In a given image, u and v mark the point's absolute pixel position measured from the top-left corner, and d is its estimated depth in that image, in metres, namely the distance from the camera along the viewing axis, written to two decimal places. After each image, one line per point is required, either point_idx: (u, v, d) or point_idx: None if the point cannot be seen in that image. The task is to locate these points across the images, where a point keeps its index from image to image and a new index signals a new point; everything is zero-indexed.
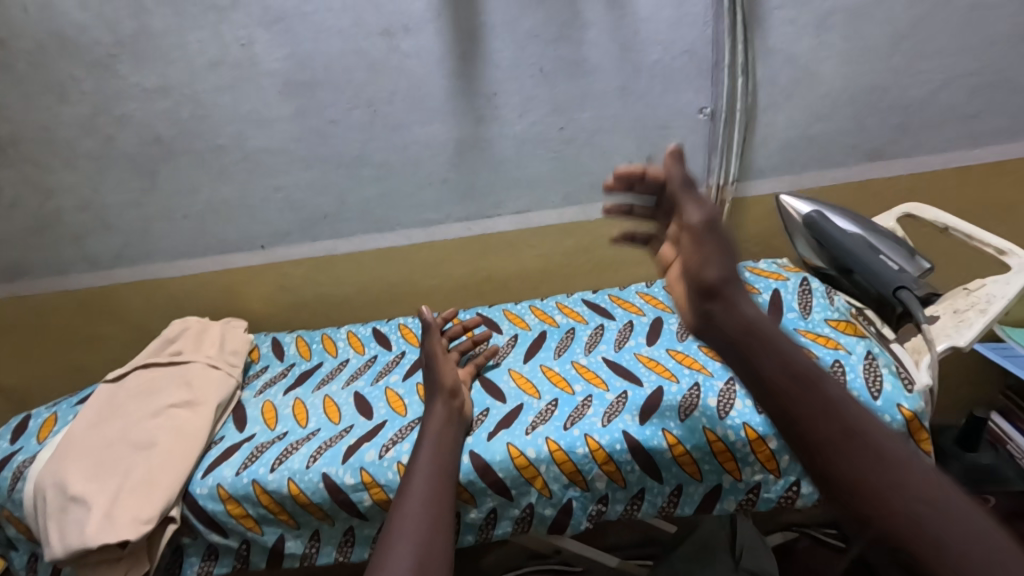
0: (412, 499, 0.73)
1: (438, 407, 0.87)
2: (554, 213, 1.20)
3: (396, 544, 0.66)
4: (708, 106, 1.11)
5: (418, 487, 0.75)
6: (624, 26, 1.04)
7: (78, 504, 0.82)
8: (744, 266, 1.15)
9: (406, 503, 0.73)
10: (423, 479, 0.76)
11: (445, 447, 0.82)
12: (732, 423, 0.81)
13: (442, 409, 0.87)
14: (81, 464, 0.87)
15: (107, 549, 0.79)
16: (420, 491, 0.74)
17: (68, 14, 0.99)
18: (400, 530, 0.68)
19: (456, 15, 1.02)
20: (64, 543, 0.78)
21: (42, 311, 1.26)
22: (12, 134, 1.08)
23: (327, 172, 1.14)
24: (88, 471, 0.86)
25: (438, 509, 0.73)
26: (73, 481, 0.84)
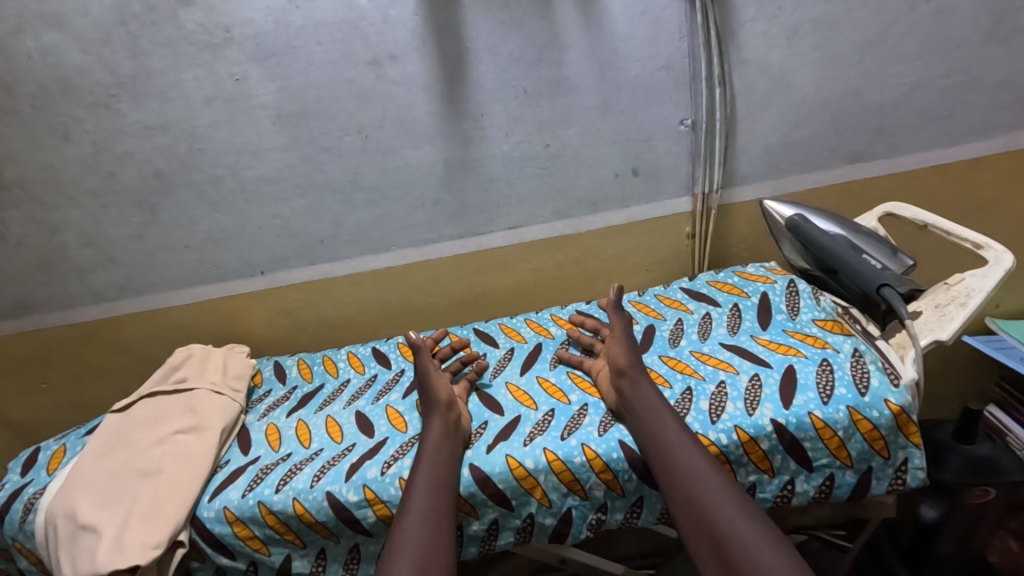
0: (411, 517, 0.76)
1: (437, 421, 0.89)
2: (545, 227, 1.23)
3: (396, 564, 0.70)
4: (689, 117, 1.15)
5: (417, 504, 0.77)
6: (602, 45, 1.08)
7: (89, 532, 0.83)
8: (733, 271, 1.17)
9: (405, 521, 0.76)
10: (422, 494, 0.79)
11: (445, 462, 0.84)
12: (723, 426, 0.83)
13: (441, 423, 0.88)
14: (91, 493, 0.89)
15: None
16: (418, 510, 0.77)
17: (69, 58, 1.04)
18: (401, 550, 0.72)
19: (440, 41, 1.06)
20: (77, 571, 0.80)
21: (49, 345, 1.28)
22: (17, 174, 1.12)
23: (322, 198, 1.18)
24: (98, 500, 0.88)
25: (436, 527, 0.75)
26: (83, 510, 0.86)
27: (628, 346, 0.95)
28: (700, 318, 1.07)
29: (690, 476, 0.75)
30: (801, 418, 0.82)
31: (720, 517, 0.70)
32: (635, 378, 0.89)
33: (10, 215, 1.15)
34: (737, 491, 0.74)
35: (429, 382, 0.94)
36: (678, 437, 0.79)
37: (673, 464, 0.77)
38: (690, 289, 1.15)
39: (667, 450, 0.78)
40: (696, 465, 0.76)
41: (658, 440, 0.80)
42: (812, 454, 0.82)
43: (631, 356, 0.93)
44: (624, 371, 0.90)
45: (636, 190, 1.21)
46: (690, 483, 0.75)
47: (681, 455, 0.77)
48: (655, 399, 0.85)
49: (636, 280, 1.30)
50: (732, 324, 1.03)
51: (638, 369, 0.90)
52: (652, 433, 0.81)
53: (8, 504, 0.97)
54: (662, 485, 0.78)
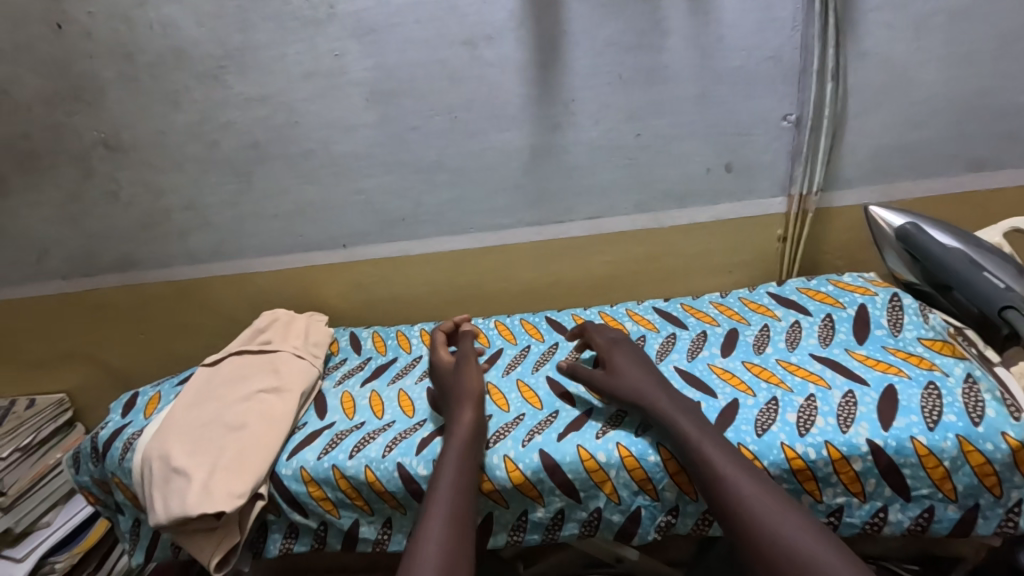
0: (433, 519, 0.72)
1: (464, 419, 0.86)
2: (626, 219, 1.20)
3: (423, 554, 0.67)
4: (793, 113, 1.08)
5: (437, 509, 0.73)
6: (707, 31, 1.03)
7: (180, 476, 0.89)
8: (826, 279, 1.10)
9: (427, 526, 0.71)
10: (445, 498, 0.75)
11: (462, 462, 0.80)
12: (813, 440, 0.78)
13: (468, 421, 0.86)
14: (182, 439, 0.95)
15: (204, 518, 0.86)
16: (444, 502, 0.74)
17: (185, 30, 1.09)
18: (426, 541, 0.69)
19: (538, 24, 1.04)
20: (169, 509, 0.86)
21: (148, 299, 1.38)
22: (132, 137, 1.20)
23: (406, 176, 1.19)
24: (189, 446, 0.94)
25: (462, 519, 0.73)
26: (177, 454, 0.92)
27: (641, 365, 0.91)
28: (788, 326, 1.02)
29: (731, 497, 0.69)
30: (902, 442, 0.76)
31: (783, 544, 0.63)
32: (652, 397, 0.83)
33: (123, 177, 1.24)
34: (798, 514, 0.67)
35: (460, 383, 0.93)
36: (719, 452, 0.73)
37: (712, 484, 0.71)
38: (778, 294, 1.10)
39: (708, 466, 0.72)
40: (735, 477, 0.70)
41: (695, 454, 0.74)
42: (911, 483, 0.76)
43: (644, 374, 0.88)
44: (638, 392, 0.85)
45: (726, 187, 1.15)
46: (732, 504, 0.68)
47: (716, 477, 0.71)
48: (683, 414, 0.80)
49: (716, 281, 1.24)
50: (824, 335, 0.97)
51: (657, 388, 0.85)
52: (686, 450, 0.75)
53: (109, 442, 1.06)
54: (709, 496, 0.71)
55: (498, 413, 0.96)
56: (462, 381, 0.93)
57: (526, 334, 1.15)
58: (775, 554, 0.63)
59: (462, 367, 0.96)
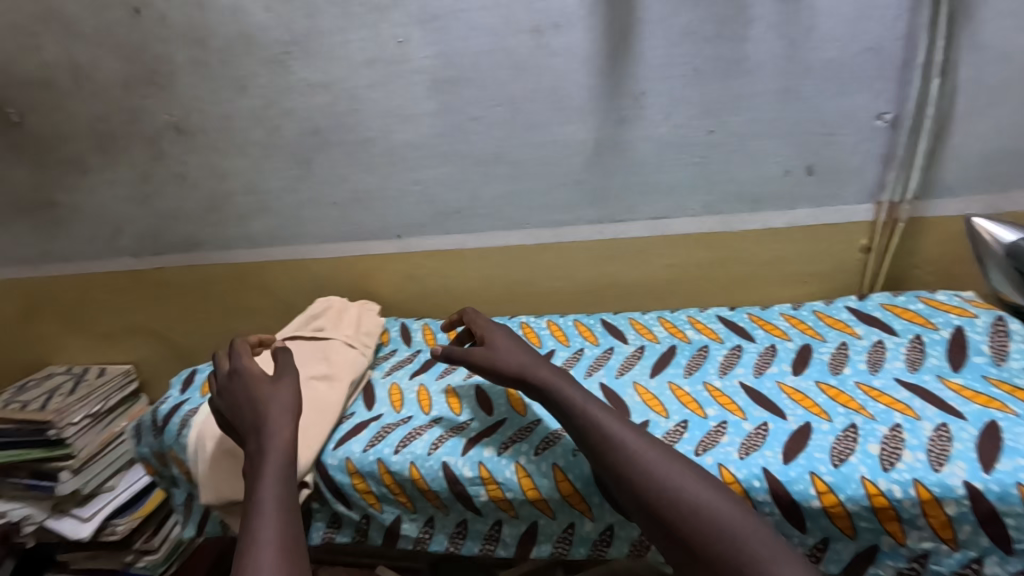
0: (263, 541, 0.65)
1: (273, 438, 0.77)
2: (691, 221, 1.13)
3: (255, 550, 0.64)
4: (889, 111, 0.98)
5: (265, 535, 0.65)
6: (796, 20, 0.94)
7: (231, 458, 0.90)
8: (916, 295, 1.00)
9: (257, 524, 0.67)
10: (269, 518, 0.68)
11: (285, 473, 0.74)
12: (898, 477, 0.70)
13: (281, 437, 0.78)
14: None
15: None
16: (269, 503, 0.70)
17: (253, 15, 1.10)
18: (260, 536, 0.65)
19: (610, 11, 0.99)
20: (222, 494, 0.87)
21: (210, 279, 1.41)
22: (201, 121, 1.22)
23: (465, 168, 1.17)
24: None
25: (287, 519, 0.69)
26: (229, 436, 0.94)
27: (508, 341, 0.90)
28: (870, 346, 0.93)
29: (623, 463, 0.70)
30: (1006, 487, 0.67)
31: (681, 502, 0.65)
32: (536, 370, 0.83)
33: (190, 159, 1.27)
34: (684, 466, 0.70)
35: (252, 390, 0.84)
36: (606, 416, 0.75)
37: (606, 446, 0.72)
38: (859, 309, 1.01)
39: (596, 430, 0.74)
40: (619, 435, 0.73)
41: (586, 421, 0.75)
42: (1014, 534, 0.67)
43: (529, 354, 0.87)
44: (521, 369, 0.84)
45: (806, 191, 1.06)
46: (622, 468, 0.70)
47: (604, 439, 0.73)
48: (575, 389, 0.80)
49: (787, 291, 1.16)
50: (912, 359, 0.88)
51: (537, 362, 0.85)
52: (573, 419, 0.76)
53: (168, 417, 1.09)
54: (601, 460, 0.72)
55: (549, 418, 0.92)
56: (278, 396, 0.84)
57: (579, 337, 1.11)
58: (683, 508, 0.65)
59: (241, 370, 0.88)
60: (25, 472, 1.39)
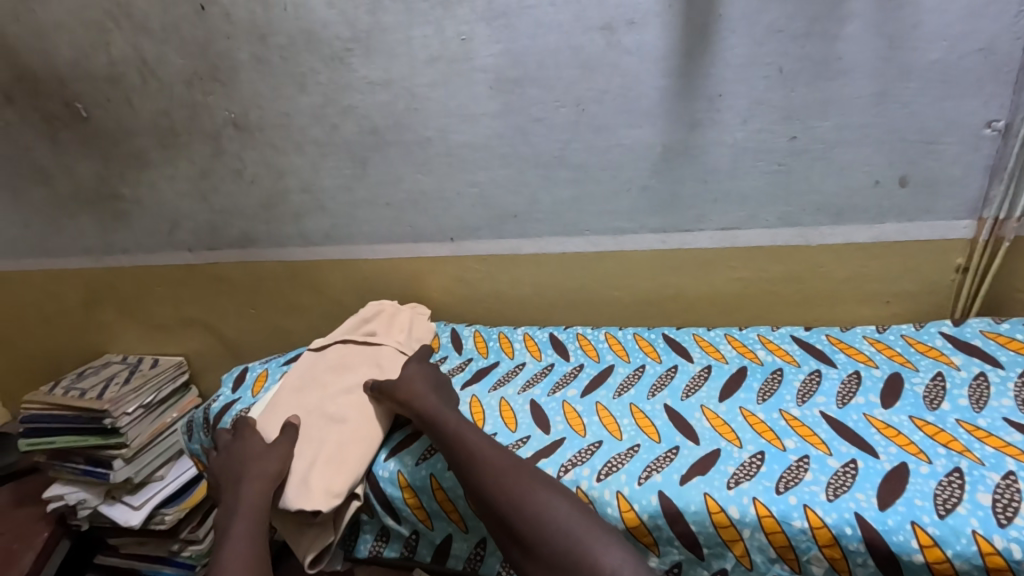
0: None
1: (247, 491, 0.85)
2: (765, 233, 1.05)
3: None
4: (1000, 119, 0.88)
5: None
6: (900, 17, 0.86)
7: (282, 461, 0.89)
8: (1023, 323, 0.91)
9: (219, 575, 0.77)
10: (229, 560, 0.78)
11: (252, 519, 0.83)
12: (1018, 535, 0.62)
13: (255, 489, 0.85)
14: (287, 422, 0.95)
15: (302, 513, 0.86)
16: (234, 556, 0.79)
17: (316, 11, 1.08)
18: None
19: (689, 7, 0.92)
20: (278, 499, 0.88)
21: (262, 276, 1.41)
22: (259, 118, 1.21)
23: (524, 170, 1.12)
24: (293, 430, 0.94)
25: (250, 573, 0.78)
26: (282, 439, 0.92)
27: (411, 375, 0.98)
28: (972, 379, 0.84)
29: (489, 473, 0.78)
30: None
31: (526, 504, 0.74)
32: (423, 399, 0.92)
33: (247, 156, 1.27)
34: (534, 474, 0.78)
35: (245, 453, 0.91)
36: (471, 433, 0.84)
37: (467, 461, 0.80)
38: (955, 336, 0.92)
39: (460, 446, 0.82)
40: (480, 452, 0.80)
41: (455, 438, 0.83)
42: None
43: (424, 385, 0.95)
44: (410, 397, 0.93)
45: (898, 204, 0.98)
46: (490, 478, 0.77)
47: (468, 454, 0.81)
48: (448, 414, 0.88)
49: (869, 312, 1.07)
50: (1022, 396, 0.79)
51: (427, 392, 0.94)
52: (446, 436, 0.84)
53: (220, 415, 1.09)
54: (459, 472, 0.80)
55: (611, 441, 0.87)
56: (271, 454, 0.90)
57: (640, 352, 1.05)
58: (535, 522, 0.72)
59: (244, 433, 0.95)
60: (81, 458, 1.43)
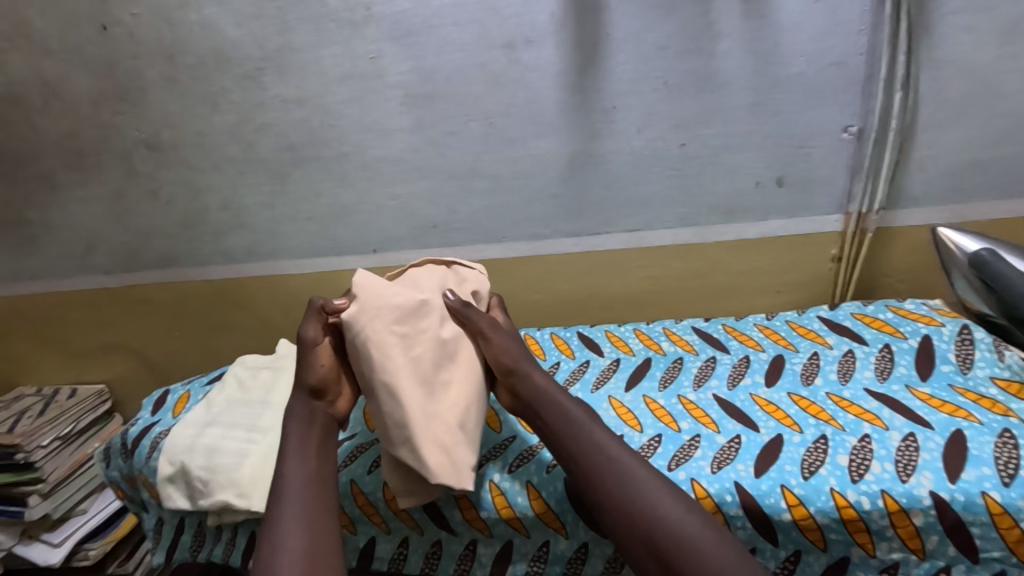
0: (283, 522, 0.69)
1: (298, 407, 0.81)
2: (667, 233, 1.13)
3: (281, 530, 0.68)
4: (855, 124, 1.00)
5: (288, 510, 0.70)
6: (764, 36, 0.96)
7: (378, 399, 0.76)
8: (885, 304, 1.01)
9: (287, 495, 0.72)
10: (294, 496, 0.72)
11: (307, 431, 0.79)
12: (867, 489, 0.71)
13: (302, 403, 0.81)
14: (394, 342, 0.77)
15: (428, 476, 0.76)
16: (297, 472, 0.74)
17: (225, 32, 1.09)
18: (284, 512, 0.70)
19: (580, 27, 0.99)
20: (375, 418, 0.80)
21: (186, 296, 1.39)
22: (172, 138, 1.21)
23: (441, 182, 1.16)
24: (391, 358, 0.76)
25: (317, 494, 0.73)
26: (389, 368, 0.75)
27: (516, 340, 0.84)
28: (841, 356, 0.94)
29: (629, 485, 0.68)
30: (971, 497, 0.68)
31: (659, 524, 0.65)
32: (529, 376, 0.80)
33: (162, 176, 1.25)
34: (674, 493, 0.68)
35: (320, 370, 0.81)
36: (607, 439, 0.72)
37: (611, 471, 0.69)
38: (830, 319, 1.02)
39: (597, 452, 0.71)
40: (623, 463, 0.70)
41: (590, 443, 0.72)
42: (981, 544, 0.68)
43: (523, 351, 0.83)
44: (514, 370, 0.80)
45: (778, 202, 1.08)
46: (628, 494, 0.67)
47: (609, 461, 0.70)
48: (585, 415, 0.76)
49: (764, 302, 1.17)
50: (881, 368, 0.89)
51: (532, 364, 0.81)
52: (580, 442, 0.72)
53: (138, 439, 1.08)
54: (590, 484, 0.69)
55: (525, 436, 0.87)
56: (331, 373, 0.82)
57: (556, 351, 1.10)
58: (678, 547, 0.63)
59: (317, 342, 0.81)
60: None
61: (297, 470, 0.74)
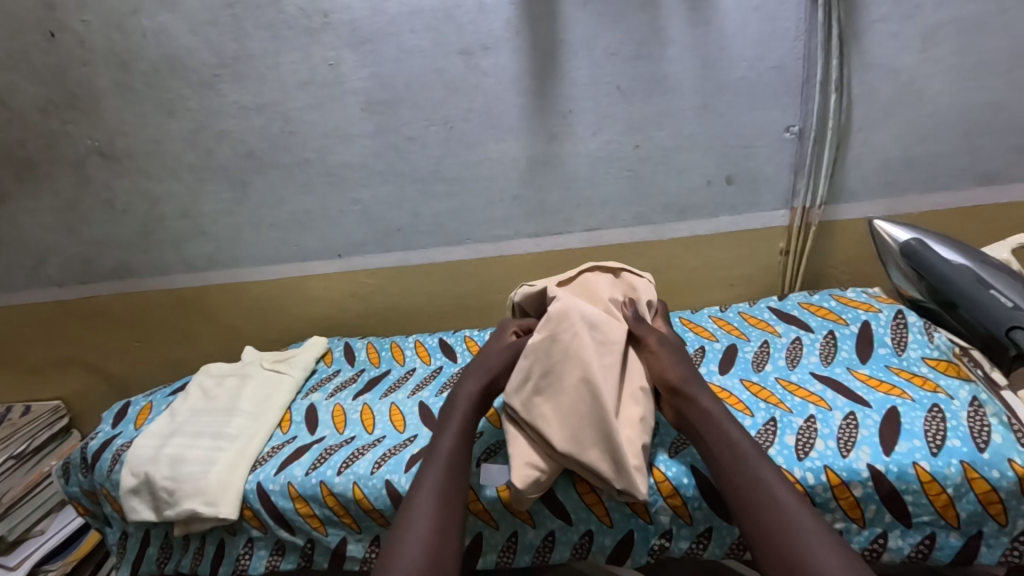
0: (424, 493, 0.71)
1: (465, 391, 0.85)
2: (625, 231, 1.17)
3: (416, 496, 0.71)
4: (796, 124, 1.06)
5: (427, 480, 0.73)
6: (708, 42, 1.01)
7: (572, 396, 0.79)
8: (829, 294, 1.08)
9: (428, 470, 0.74)
10: (437, 471, 0.74)
11: (467, 419, 0.81)
12: (811, 465, 0.76)
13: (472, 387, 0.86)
14: (592, 345, 0.82)
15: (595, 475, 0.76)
16: (444, 450, 0.76)
17: (180, 38, 1.09)
18: (423, 482, 0.72)
19: (535, 34, 1.03)
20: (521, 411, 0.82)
21: (145, 307, 1.37)
22: (127, 145, 1.19)
23: (403, 186, 1.18)
24: (571, 351, 0.82)
25: (454, 477, 0.73)
26: (591, 365, 0.79)
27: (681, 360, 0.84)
28: (789, 343, 0.99)
29: (788, 525, 0.61)
30: (904, 468, 0.73)
31: (811, 569, 0.57)
32: (697, 400, 0.77)
33: (117, 185, 1.23)
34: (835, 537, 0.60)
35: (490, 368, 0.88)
36: (774, 475, 0.66)
37: (769, 506, 0.64)
38: (779, 309, 1.07)
39: (760, 487, 0.65)
40: (782, 500, 0.64)
41: (751, 476, 0.67)
42: (913, 509, 0.73)
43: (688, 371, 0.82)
44: (689, 395, 0.78)
45: (728, 200, 1.13)
46: (789, 534, 0.60)
47: (771, 497, 0.64)
48: (754, 451, 0.70)
49: (719, 295, 1.22)
50: (825, 353, 0.95)
51: (702, 387, 0.79)
52: (740, 474, 0.67)
53: (99, 453, 1.06)
54: (746, 517, 0.64)
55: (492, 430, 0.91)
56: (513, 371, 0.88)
57: None
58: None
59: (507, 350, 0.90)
60: None
61: (445, 448, 0.77)
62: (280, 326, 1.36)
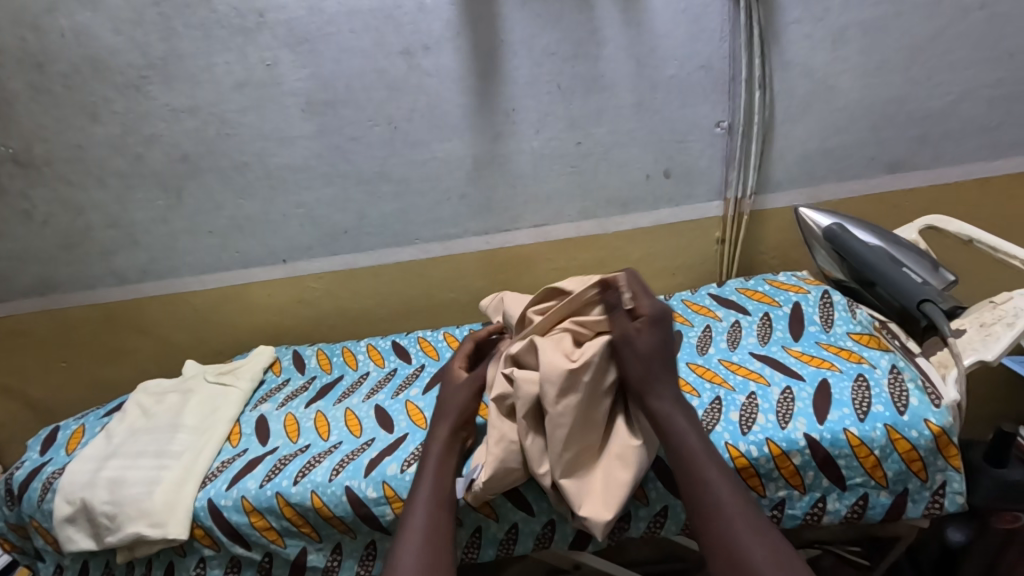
0: (412, 533, 0.71)
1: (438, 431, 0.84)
2: (571, 227, 1.21)
3: (404, 540, 0.71)
4: (725, 120, 1.12)
5: (414, 521, 0.73)
6: (642, 42, 1.06)
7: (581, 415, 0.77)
8: (762, 279, 1.14)
9: (412, 514, 0.74)
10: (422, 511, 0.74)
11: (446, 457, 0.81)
12: (755, 438, 0.81)
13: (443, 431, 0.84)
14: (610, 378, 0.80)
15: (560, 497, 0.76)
16: (426, 492, 0.76)
17: (101, 37, 1.03)
18: (409, 526, 0.72)
19: (476, 33, 1.04)
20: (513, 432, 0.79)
21: (71, 324, 1.28)
22: (44, 152, 1.11)
23: (348, 187, 1.16)
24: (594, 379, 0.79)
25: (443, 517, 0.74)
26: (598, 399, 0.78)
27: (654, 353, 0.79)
28: (729, 326, 1.04)
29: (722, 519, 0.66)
30: (836, 434, 0.80)
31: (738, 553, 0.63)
32: (658, 392, 0.77)
33: (35, 195, 1.15)
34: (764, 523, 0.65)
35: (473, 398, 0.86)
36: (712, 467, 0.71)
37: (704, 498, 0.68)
38: (719, 295, 1.13)
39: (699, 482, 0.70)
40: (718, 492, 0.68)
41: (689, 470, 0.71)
42: (846, 472, 0.80)
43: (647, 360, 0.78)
44: (648, 382, 0.77)
45: (666, 193, 1.18)
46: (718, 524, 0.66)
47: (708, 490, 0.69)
48: (701, 447, 0.73)
49: (662, 283, 1.27)
50: (762, 333, 1.01)
51: (666, 381, 0.78)
52: (689, 471, 0.71)
53: (27, 482, 0.99)
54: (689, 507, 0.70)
55: (418, 432, 0.93)
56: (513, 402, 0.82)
57: None
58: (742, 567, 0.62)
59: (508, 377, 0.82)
60: None
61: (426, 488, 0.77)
62: (222, 336, 1.30)
